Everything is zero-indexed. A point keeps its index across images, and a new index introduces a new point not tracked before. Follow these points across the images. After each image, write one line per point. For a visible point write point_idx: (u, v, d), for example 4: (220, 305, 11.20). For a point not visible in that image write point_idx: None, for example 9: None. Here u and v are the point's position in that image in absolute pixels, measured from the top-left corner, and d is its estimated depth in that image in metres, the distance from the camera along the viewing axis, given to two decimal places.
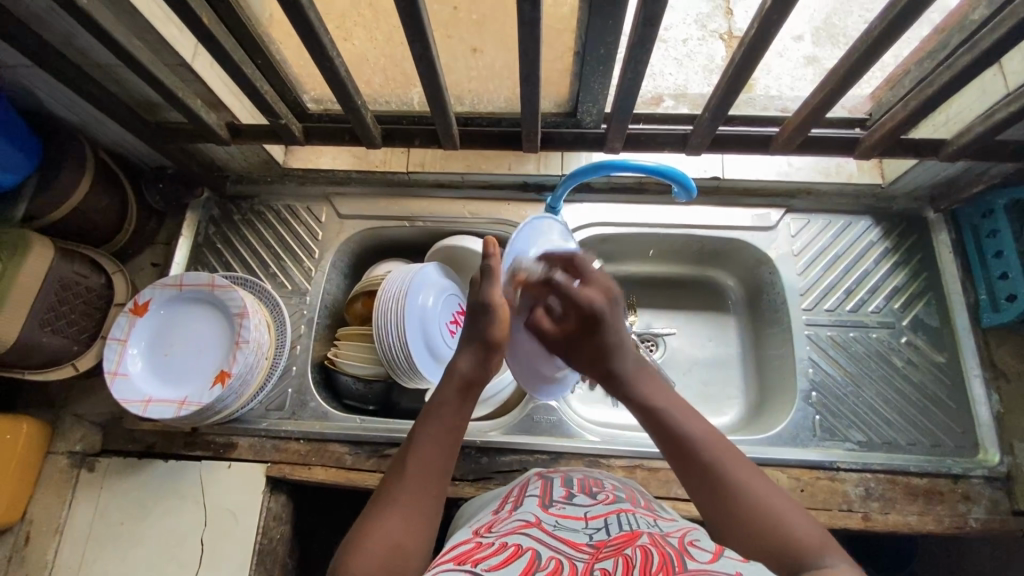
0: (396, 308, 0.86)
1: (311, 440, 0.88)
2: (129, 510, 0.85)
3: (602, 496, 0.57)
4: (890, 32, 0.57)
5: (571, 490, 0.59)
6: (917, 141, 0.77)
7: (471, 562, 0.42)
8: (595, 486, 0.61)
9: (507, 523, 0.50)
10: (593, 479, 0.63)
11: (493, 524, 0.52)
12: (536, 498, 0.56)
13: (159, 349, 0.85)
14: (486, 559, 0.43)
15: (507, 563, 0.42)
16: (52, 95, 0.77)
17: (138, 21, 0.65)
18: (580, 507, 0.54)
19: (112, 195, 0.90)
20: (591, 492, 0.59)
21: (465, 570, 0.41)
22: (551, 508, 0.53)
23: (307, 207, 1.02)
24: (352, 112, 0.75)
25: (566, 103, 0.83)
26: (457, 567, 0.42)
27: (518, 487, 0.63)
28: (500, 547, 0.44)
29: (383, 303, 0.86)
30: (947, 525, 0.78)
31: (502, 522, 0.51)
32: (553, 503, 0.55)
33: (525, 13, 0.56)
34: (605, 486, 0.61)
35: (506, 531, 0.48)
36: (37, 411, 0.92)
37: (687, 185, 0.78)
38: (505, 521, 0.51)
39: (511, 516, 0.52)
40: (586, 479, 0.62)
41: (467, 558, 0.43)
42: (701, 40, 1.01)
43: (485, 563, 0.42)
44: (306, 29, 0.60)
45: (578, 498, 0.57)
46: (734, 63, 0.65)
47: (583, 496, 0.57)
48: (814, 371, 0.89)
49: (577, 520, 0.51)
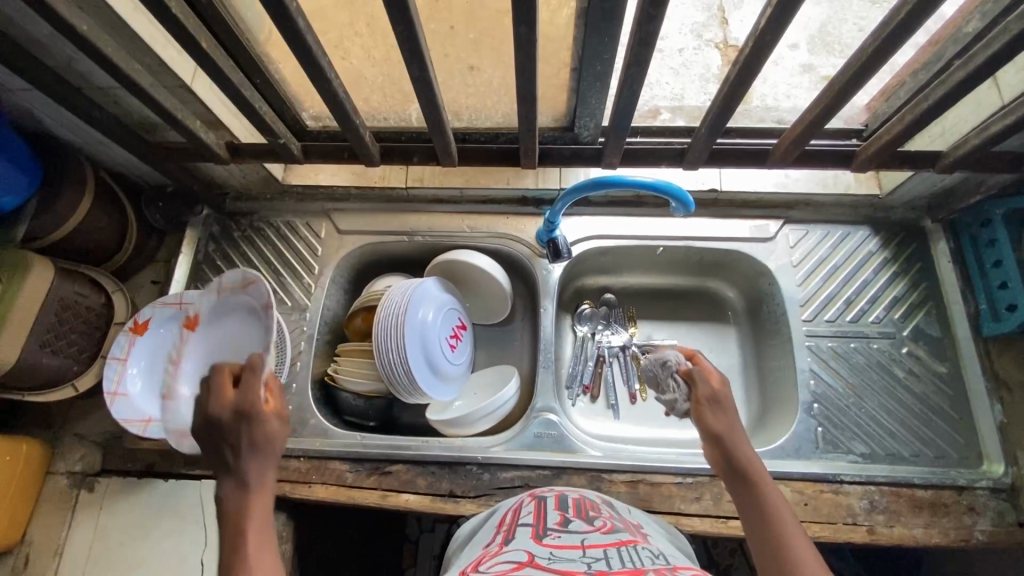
0: (394, 349, 0.85)
1: (312, 457, 0.87)
2: (129, 531, 0.84)
3: (600, 522, 0.57)
4: (885, 48, 0.58)
5: (567, 515, 0.58)
6: (914, 153, 0.77)
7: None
8: (592, 510, 0.60)
9: (498, 562, 0.49)
10: (588, 500, 0.63)
11: (485, 563, 0.51)
12: (530, 528, 0.56)
13: (188, 369, 0.87)
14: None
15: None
16: (52, 117, 0.77)
17: (138, 44, 0.65)
18: (576, 535, 0.54)
19: (112, 214, 0.90)
20: (588, 516, 0.59)
21: None
22: (545, 539, 0.53)
23: (307, 223, 1.02)
24: (351, 131, 0.75)
25: (563, 117, 0.84)
26: None
27: (511, 512, 0.63)
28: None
29: (382, 346, 0.85)
30: (953, 538, 0.78)
31: (492, 561, 0.50)
32: (548, 533, 0.54)
33: (521, 35, 0.57)
34: (603, 510, 0.61)
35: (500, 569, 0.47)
36: (37, 431, 0.91)
37: (684, 200, 0.78)
38: (500, 556, 0.51)
39: (503, 553, 0.51)
40: (581, 501, 0.62)
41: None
42: (697, 49, 1.01)
43: None
44: (306, 52, 0.61)
45: (573, 524, 0.56)
46: (730, 81, 0.66)
47: (579, 522, 0.57)
48: (815, 383, 0.88)
49: (574, 548, 0.51)
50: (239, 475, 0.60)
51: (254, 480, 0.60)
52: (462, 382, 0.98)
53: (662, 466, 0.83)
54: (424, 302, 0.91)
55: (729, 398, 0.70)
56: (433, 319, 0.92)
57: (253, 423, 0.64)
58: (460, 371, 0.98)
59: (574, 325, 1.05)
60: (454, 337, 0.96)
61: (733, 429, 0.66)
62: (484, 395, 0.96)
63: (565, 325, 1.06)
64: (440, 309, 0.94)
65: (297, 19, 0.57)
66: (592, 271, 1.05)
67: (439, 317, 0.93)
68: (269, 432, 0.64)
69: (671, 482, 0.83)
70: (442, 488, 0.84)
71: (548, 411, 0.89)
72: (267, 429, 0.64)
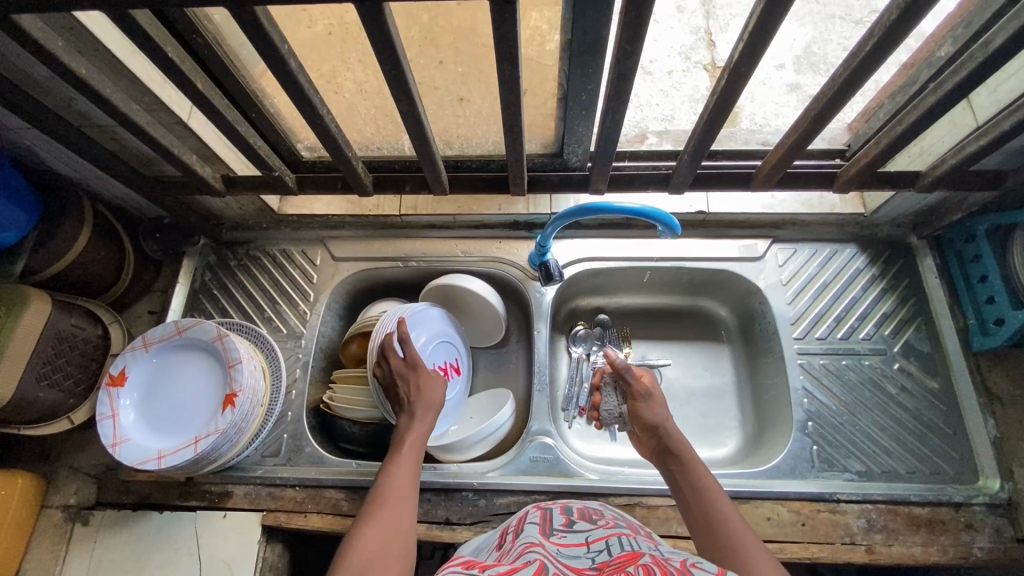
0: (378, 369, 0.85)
1: (307, 486, 0.87)
2: (123, 565, 0.84)
3: (603, 522, 0.58)
4: (857, 76, 0.60)
5: (571, 518, 0.59)
6: (894, 173, 0.79)
7: (479, 567, 0.46)
8: (596, 514, 0.61)
9: (512, 548, 0.52)
10: (592, 507, 0.63)
11: (499, 555, 0.53)
12: (537, 526, 0.57)
13: (173, 400, 0.85)
14: (492, 569, 0.45)
15: (513, 572, 0.45)
16: (52, 154, 0.79)
17: (137, 85, 0.68)
18: (581, 534, 0.54)
19: (110, 246, 0.91)
20: (591, 519, 0.59)
21: (473, 573, 0.44)
22: (553, 536, 0.54)
23: (302, 251, 1.04)
24: (343, 163, 0.77)
25: (552, 144, 0.86)
26: (465, 569, 0.45)
27: (517, 519, 0.63)
28: (506, 564, 0.47)
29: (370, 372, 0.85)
30: (952, 556, 0.78)
31: (506, 551, 0.53)
32: (555, 532, 0.55)
33: (505, 72, 0.59)
34: (607, 514, 0.62)
35: (515, 555, 0.49)
36: (31, 464, 0.91)
37: (671, 224, 0.80)
38: (510, 550, 0.52)
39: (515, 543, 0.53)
40: (586, 507, 0.63)
41: (473, 565, 0.46)
42: (686, 71, 1.04)
43: (492, 570, 0.45)
44: (298, 91, 0.62)
45: (578, 525, 0.57)
46: (712, 106, 0.68)
47: (583, 523, 0.57)
48: (809, 401, 0.89)
49: (579, 546, 0.52)
50: (410, 409, 0.77)
51: (422, 415, 0.76)
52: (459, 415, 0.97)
53: (660, 488, 0.83)
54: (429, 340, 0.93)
55: (656, 390, 0.77)
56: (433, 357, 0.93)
57: (420, 379, 0.79)
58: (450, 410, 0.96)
59: (569, 346, 1.06)
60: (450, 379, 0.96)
61: (666, 417, 0.72)
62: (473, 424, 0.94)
63: (559, 345, 1.07)
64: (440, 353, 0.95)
65: (290, 60, 0.59)
66: (585, 292, 1.07)
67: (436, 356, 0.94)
68: (433, 382, 0.80)
69: (666, 504, 0.83)
70: (437, 515, 0.84)
71: (543, 435, 0.89)
72: (428, 385, 0.79)
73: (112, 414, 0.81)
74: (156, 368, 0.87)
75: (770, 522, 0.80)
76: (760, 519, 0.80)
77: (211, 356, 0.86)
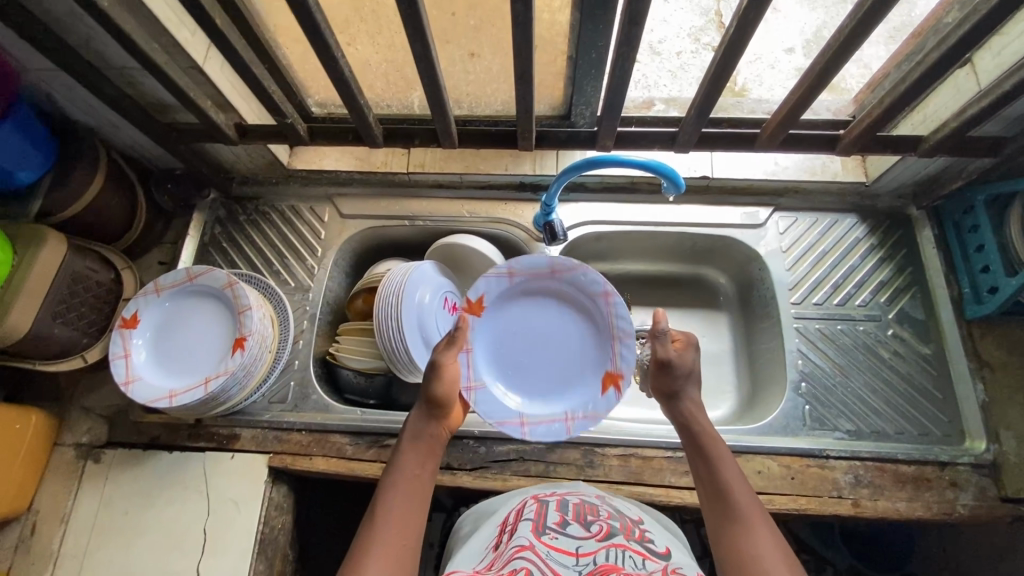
0: (390, 319, 0.87)
1: (313, 431, 0.90)
2: (134, 501, 0.87)
3: (596, 526, 0.59)
4: (862, 29, 0.61)
5: (566, 517, 0.61)
6: (896, 138, 0.80)
7: None
8: (591, 513, 0.63)
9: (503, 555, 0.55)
10: (588, 503, 0.66)
11: (493, 559, 0.56)
12: (530, 523, 0.59)
13: (180, 345, 0.87)
14: None
15: None
16: (69, 96, 0.80)
17: (155, 24, 0.69)
18: (572, 539, 0.57)
19: (123, 193, 0.93)
20: (585, 520, 0.61)
21: None
22: (544, 537, 0.57)
23: (310, 208, 1.05)
24: (356, 112, 0.78)
25: (560, 106, 0.87)
26: None
27: (514, 512, 0.66)
28: None
29: (380, 322, 0.87)
30: (936, 511, 0.80)
31: (498, 555, 0.56)
32: (546, 532, 0.58)
33: (519, 14, 0.59)
34: (601, 512, 0.64)
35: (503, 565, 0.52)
36: (43, 404, 0.93)
37: (676, 180, 0.81)
38: (502, 554, 0.56)
39: (507, 546, 0.56)
40: (581, 505, 0.65)
41: None
42: (694, 52, 1.05)
43: None
44: (313, 30, 0.63)
45: (571, 527, 0.59)
46: (717, 62, 0.68)
47: (576, 526, 0.59)
48: (803, 362, 0.91)
49: (568, 553, 0.54)
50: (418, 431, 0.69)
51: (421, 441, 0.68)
52: (511, 386, 0.87)
53: (653, 441, 0.86)
54: (548, 309, 0.89)
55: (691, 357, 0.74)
56: (557, 332, 0.88)
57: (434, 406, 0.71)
58: (492, 412, 0.83)
59: None
60: (506, 349, 0.88)
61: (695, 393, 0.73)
62: (534, 382, 0.87)
63: None
64: (508, 320, 0.88)
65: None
66: (588, 258, 1.09)
67: (541, 335, 0.88)
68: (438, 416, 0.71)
69: (661, 455, 0.85)
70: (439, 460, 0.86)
71: None
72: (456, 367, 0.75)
73: (125, 352, 0.84)
74: (164, 316, 0.89)
75: (761, 475, 0.83)
76: (751, 472, 0.83)
77: (219, 311, 0.88)
